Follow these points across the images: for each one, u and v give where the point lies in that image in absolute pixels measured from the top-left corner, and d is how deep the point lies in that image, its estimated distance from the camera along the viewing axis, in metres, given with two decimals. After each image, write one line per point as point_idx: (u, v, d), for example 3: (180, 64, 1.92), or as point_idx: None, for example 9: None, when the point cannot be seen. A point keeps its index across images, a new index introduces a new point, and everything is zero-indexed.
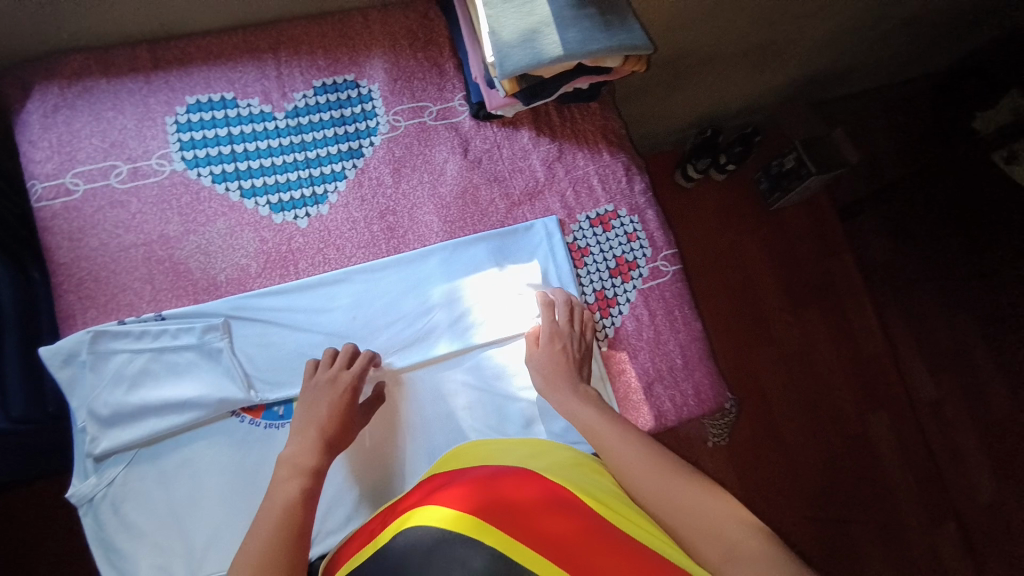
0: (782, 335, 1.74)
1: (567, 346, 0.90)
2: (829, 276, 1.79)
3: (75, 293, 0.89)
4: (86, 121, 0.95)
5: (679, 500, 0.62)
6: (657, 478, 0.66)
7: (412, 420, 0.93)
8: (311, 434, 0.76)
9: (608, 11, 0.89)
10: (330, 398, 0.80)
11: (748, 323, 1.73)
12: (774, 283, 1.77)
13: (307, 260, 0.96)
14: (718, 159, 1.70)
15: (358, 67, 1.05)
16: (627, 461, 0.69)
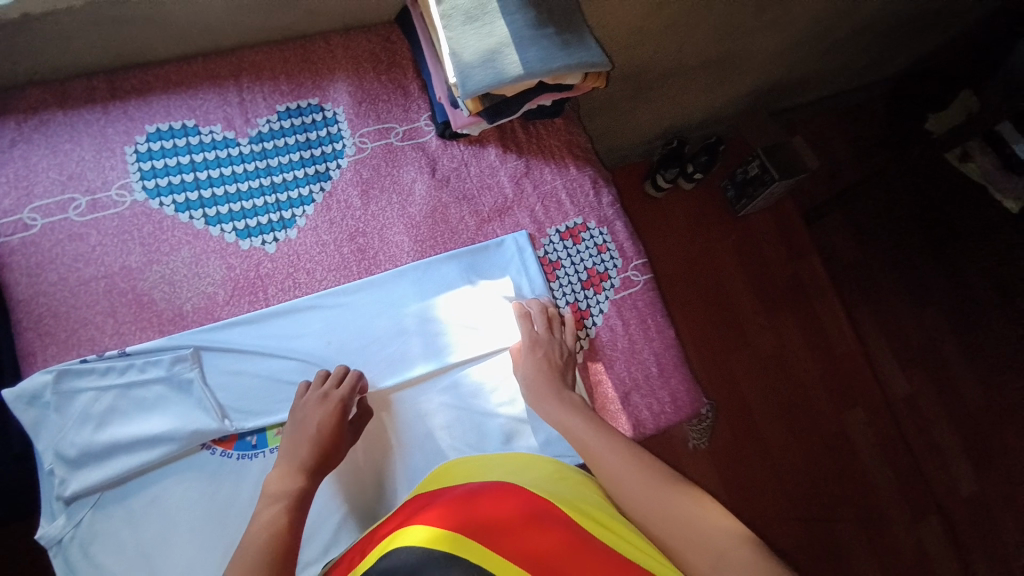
0: (758, 338, 1.77)
1: (549, 352, 0.93)
2: (798, 278, 1.83)
3: (33, 330, 0.86)
4: (42, 154, 0.93)
5: (663, 509, 0.63)
6: (641, 487, 0.67)
7: (398, 439, 0.92)
8: (305, 453, 0.78)
9: (565, 30, 0.91)
10: (321, 418, 0.82)
11: (723, 328, 1.77)
12: (746, 287, 1.81)
13: (276, 285, 0.95)
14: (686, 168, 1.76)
15: (322, 91, 1.05)
16: (612, 472, 0.70)
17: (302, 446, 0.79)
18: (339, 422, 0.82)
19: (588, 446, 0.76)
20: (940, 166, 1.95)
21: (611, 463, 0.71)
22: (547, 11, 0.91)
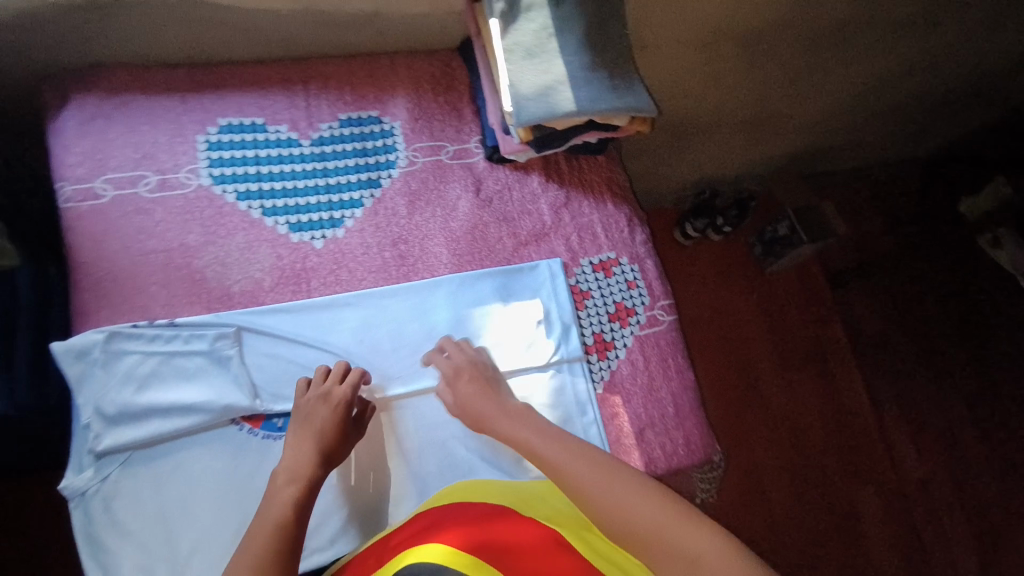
0: (772, 394, 1.77)
1: (472, 374, 0.91)
2: (818, 340, 1.84)
3: (92, 292, 0.92)
4: (121, 132, 0.99)
5: (638, 512, 0.65)
6: (613, 493, 0.68)
7: (396, 450, 0.94)
8: (309, 448, 0.80)
9: (616, 74, 0.96)
10: (322, 415, 0.84)
11: (737, 380, 1.77)
12: (765, 343, 1.82)
13: (319, 279, 1.00)
14: (716, 220, 1.79)
15: (382, 105, 1.11)
16: (577, 482, 0.70)
17: (308, 441, 0.81)
18: (341, 419, 0.85)
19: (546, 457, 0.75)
20: (972, 249, 1.96)
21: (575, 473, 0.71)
22: (601, 55, 0.95)
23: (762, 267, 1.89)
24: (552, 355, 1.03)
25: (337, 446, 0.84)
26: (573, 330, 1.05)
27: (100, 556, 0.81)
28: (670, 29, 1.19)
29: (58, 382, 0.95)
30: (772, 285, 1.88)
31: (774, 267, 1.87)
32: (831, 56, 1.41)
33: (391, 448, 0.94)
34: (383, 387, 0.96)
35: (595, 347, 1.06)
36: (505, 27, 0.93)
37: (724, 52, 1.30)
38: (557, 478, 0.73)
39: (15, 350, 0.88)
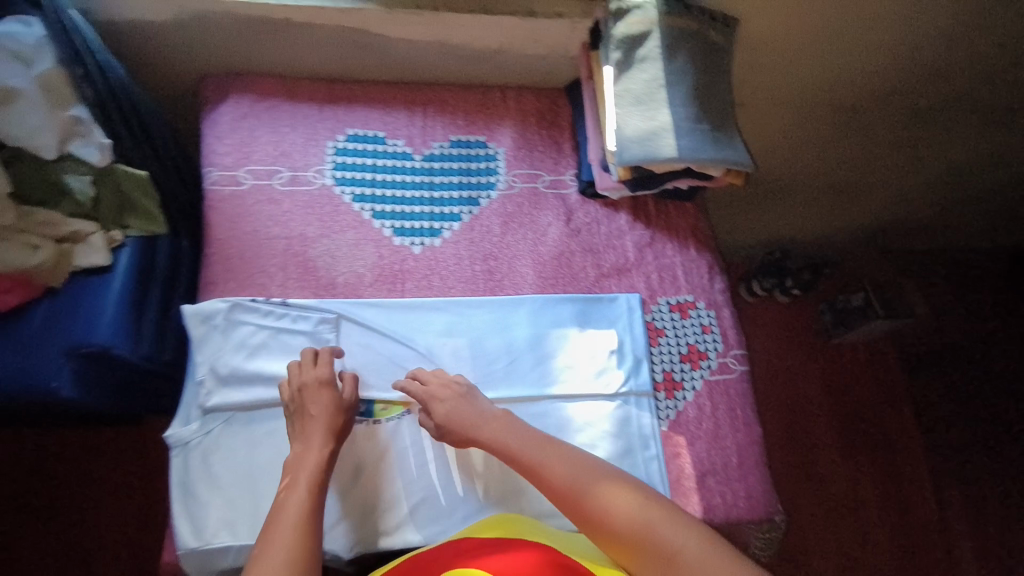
0: (830, 469, 1.69)
1: (442, 389, 0.95)
2: (886, 420, 1.76)
3: (221, 265, 1.04)
4: (266, 131, 1.12)
5: (612, 510, 0.79)
6: (591, 495, 0.81)
7: (391, 459, 0.96)
8: (314, 433, 0.88)
9: (719, 127, 1.00)
10: (324, 401, 0.91)
11: (795, 448, 1.71)
12: (829, 414, 1.76)
13: (414, 281, 1.08)
14: (785, 282, 1.78)
15: (489, 131, 1.19)
16: (560, 485, 0.83)
17: (313, 430, 0.88)
18: (341, 403, 0.92)
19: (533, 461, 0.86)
20: None
21: (558, 475, 0.84)
22: (705, 107, 0.99)
23: (828, 336, 1.83)
24: (620, 386, 1.05)
25: (340, 426, 0.91)
26: (644, 365, 1.08)
27: (192, 503, 0.89)
28: (770, 89, 1.25)
29: (174, 335, 1.02)
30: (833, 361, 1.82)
31: (841, 337, 1.80)
32: (924, 134, 1.44)
33: (386, 458, 0.96)
34: None
35: (663, 385, 1.08)
36: (618, 73, 1.00)
37: (819, 114, 1.34)
38: (540, 481, 0.85)
39: (148, 305, 0.98)
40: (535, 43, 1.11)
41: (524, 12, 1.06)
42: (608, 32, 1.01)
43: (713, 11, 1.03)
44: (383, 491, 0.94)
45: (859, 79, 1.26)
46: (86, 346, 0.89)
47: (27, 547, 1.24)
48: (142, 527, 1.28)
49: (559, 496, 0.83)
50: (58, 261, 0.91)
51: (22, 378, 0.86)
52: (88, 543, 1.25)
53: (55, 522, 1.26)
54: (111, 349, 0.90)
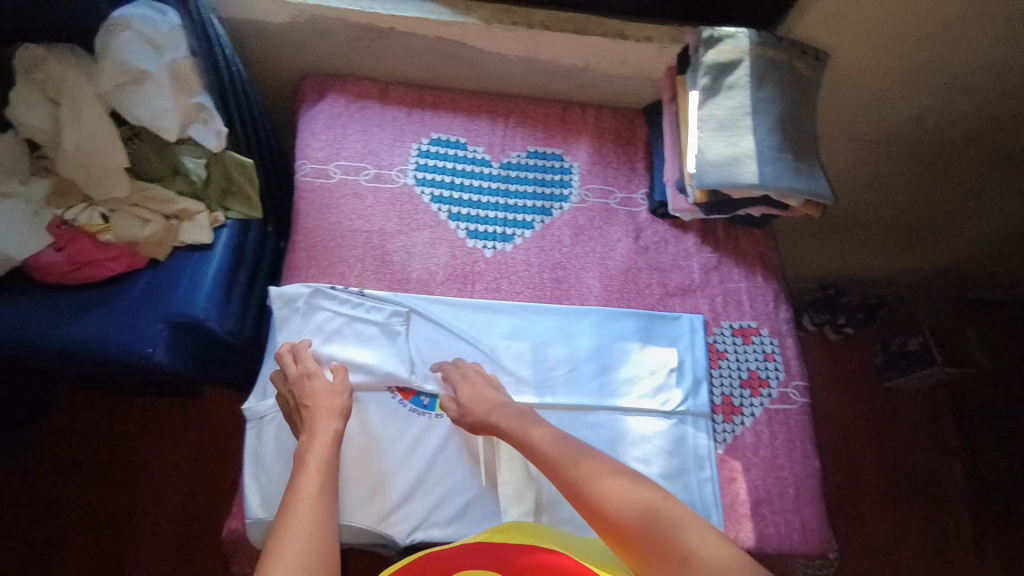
0: (878, 517, 1.62)
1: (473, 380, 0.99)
2: (940, 472, 1.69)
3: (306, 252, 1.10)
4: (357, 130, 1.18)
5: (619, 499, 0.75)
6: (600, 485, 0.77)
7: (407, 448, 0.99)
8: (315, 420, 0.89)
9: (801, 158, 1.01)
10: (319, 388, 0.93)
11: (841, 491, 1.65)
12: (879, 459, 1.69)
13: (483, 283, 1.11)
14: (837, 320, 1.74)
15: (566, 145, 1.23)
16: (571, 474, 0.80)
17: (314, 417, 0.90)
18: (334, 387, 0.94)
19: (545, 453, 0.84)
20: None
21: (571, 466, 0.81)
22: (790, 137, 1.01)
23: (880, 379, 1.78)
24: (679, 405, 1.06)
25: (339, 406, 0.92)
26: (703, 386, 1.08)
27: (262, 474, 0.93)
28: (850, 123, 1.25)
29: (253, 319, 1.10)
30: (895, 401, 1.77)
31: (894, 382, 1.76)
32: (1006, 181, 1.40)
33: (391, 454, 0.98)
34: (515, 393, 1.04)
35: (722, 408, 1.07)
36: (704, 99, 1.02)
37: (898, 152, 1.33)
38: (554, 473, 0.82)
39: (238, 285, 1.05)
40: (621, 64, 1.16)
41: (615, 34, 1.11)
42: (698, 57, 1.03)
43: (799, 42, 1.04)
44: (395, 486, 0.96)
45: (945, 120, 1.25)
46: (182, 316, 0.95)
47: (96, 503, 1.32)
48: (201, 497, 1.35)
49: (567, 486, 0.80)
50: (163, 237, 0.98)
51: (123, 340, 0.92)
52: (152, 507, 1.33)
53: (123, 482, 1.34)
54: (204, 320, 0.96)
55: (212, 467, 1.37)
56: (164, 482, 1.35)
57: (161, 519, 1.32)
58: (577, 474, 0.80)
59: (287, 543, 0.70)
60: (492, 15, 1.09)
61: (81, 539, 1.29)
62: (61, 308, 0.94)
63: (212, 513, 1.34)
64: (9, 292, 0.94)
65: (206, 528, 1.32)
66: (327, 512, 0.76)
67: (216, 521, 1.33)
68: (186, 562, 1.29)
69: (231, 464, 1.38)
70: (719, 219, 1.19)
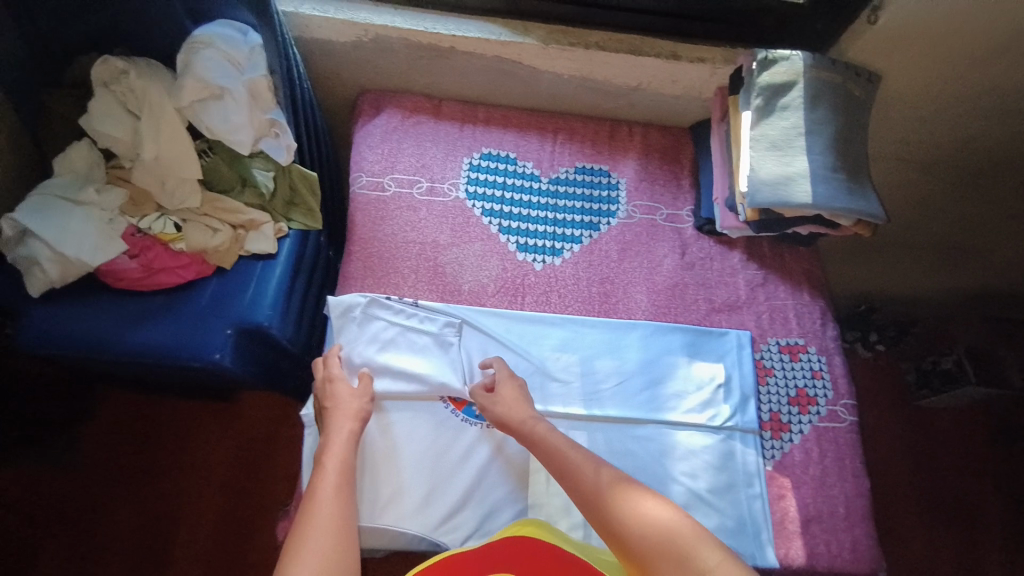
0: (917, 543, 1.57)
1: (503, 386, 0.98)
2: (982, 498, 1.63)
3: (361, 262, 1.12)
4: (411, 145, 1.22)
5: (640, 518, 0.71)
6: (623, 501, 0.74)
7: (440, 454, 0.99)
8: (332, 422, 0.92)
9: (853, 179, 1.03)
10: (340, 391, 0.95)
11: (880, 515, 1.58)
12: (918, 485, 1.64)
13: (533, 296, 1.13)
14: (868, 336, 1.74)
15: (613, 162, 1.27)
16: (592, 486, 0.78)
17: (330, 419, 0.92)
18: (354, 391, 0.96)
19: (569, 462, 0.82)
20: None
21: (593, 478, 0.79)
22: (843, 158, 1.03)
23: (912, 398, 1.74)
24: (727, 420, 1.06)
25: (358, 409, 0.94)
26: (751, 402, 1.08)
27: None
28: (894, 145, 1.27)
29: (303, 326, 1.13)
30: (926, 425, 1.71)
31: (929, 403, 1.71)
32: None
33: (394, 445, 0.98)
34: (565, 406, 1.04)
35: (770, 425, 1.08)
36: (758, 119, 1.04)
37: (941, 174, 1.34)
38: (574, 484, 0.80)
39: (295, 292, 1.08)
40: (672, 84, 1.21)
41: (669, 54, 1.16)
42: (751, 79, 1.06)
43: (856, 67, 1.08)
44: (397, 478, 0.95)
45: (991, 143, 1.26)
46: (247, 323, 0.98)
47: (138, 501, 1.34)
48: (240, 501, 1.36)
49: (586, 497, 0.77)
50: (230, 245, 1.01)
51: (190, 346, 0.94)
52: (192, 509, 1.34)
53: (165, 484, 1.36)
54: (267, 327, 0.99)
55: (251, 471, 1.39)
56: (204, 485, 1.37)
57: (200, 522, 1.34)
58: (598, 488, 0.77)
59: (309, 542, 0.71)
60: (549, 36, 1.15)
61: (122, 540, 1.30)
62: (129, 314, 0.96)
63: (251, 517, 1.35)
64: (80, 299, 0.96)
65: (245, 532, 1.34)
66: (347, 512, 0.77)
67: (255, 525, 1.34)
68: (225, 566, 1.31)
69: (270, 468, 1.40)
70: (766, 236, 1.20)
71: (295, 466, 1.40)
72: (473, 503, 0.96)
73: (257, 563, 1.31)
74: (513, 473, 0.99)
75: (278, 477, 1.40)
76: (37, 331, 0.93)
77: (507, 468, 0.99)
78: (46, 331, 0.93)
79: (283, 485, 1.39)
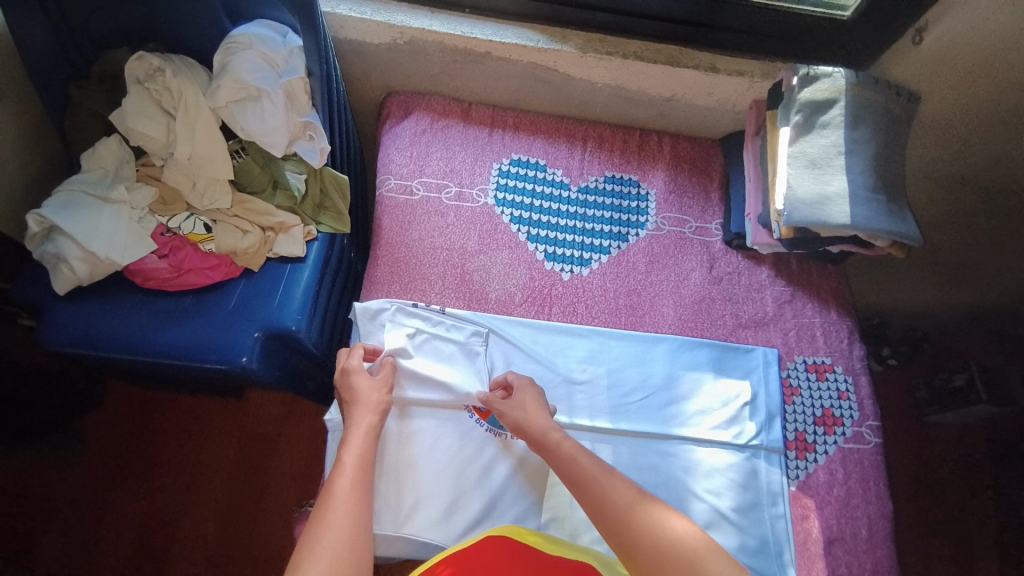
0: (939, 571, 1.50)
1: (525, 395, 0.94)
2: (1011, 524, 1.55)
3: (387, 267, 1.11)
4: (439, 148, 1.21)
5: (661, 534, 0.70)
6: (641, 516, 0.73)
7: (462, 463, 0.98)
8: (352, 414, 0.86)
9: (890, 200, 1.02)
10: (361, 382, 0.89)
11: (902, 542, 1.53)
12: (941, 510, 1.57)
13: (560, 306, 1.12)
14: (881, 350, 1.66)
15: (642, 172, 1.26)
16: (605, 495, 0.76)
17: (351, 410, 0.86)
18: (375, 383, 0.90)
19: (579, 472, 0.80)
20: None
21: (608, 490, 0.77)
22: (882, 179, 1.02)
23: (918, 413, 1.67)
24: (752, 438, 1.05)
25: (381, 402, 0.88)
26: (777, 421, 1.07)
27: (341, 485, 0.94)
28: (926, 164, 1.26)
29: (325, 329, 1.11)
30: (929, 444, 1.64)
31: (934, 417, 1.63)
32: None
33: (416, 453, 0.97)
34: (591, 419, 1.03)
35: (795, 444, 1.07)
36: (797, 136, 1.05)
37: (970, 195, 1.33)
38: (587, 494, 0.78)
39: (321, 296, 1.07)
40: (707, 96, 1.21)
41: (707, 67, 1.16)
42: (792, 94, 1.07)
43: (897, 85, 1.07)
44: (419, 486, 0.95)
45: None
46: (275, 326, 0.97)
47: (150, 496, 1.33)
48: (250, 500, 1.35)
49: (598, 506, 0.76)
50: (260, 248, 1.01)
51: (218, 348, 0.93)
52: (198, 506, 1.33)
53: (177, 479, 1.35)
54: (295, 332, 0.98)
55: (259, 471, 1.38)
56: (211, 482, 1.35)
57: (205, 519, 1.32)
58: (616, 503, 0.75)
59: (320, 547, 0.65)
60: (587, 44, 1.15)
61: (127, 535, 1.29)
62: (155, 315, 0.95)
63: (258, 517, 1.34)
64: (105, 298, 0.95)
65: (252, 532, 1.32)
66: (364, 516, 0.70)
67: (261, 526, 1.33)
68: (230, 565, 1.29)
69: (279, 468, 1.39)
70: (796, 253, 1.20)
71: (304, 466, 1.39)
72: (495, 515, 0.96)
73: (263, 564, 1.30)
74: (534, 486, 0.98)
75: (287, 477, 1.38)
76: (58, 329, 0.91)
77: (528, 480, 0.99)
78: (68, 329, 0.91)
79: (292, 485, 1.37)
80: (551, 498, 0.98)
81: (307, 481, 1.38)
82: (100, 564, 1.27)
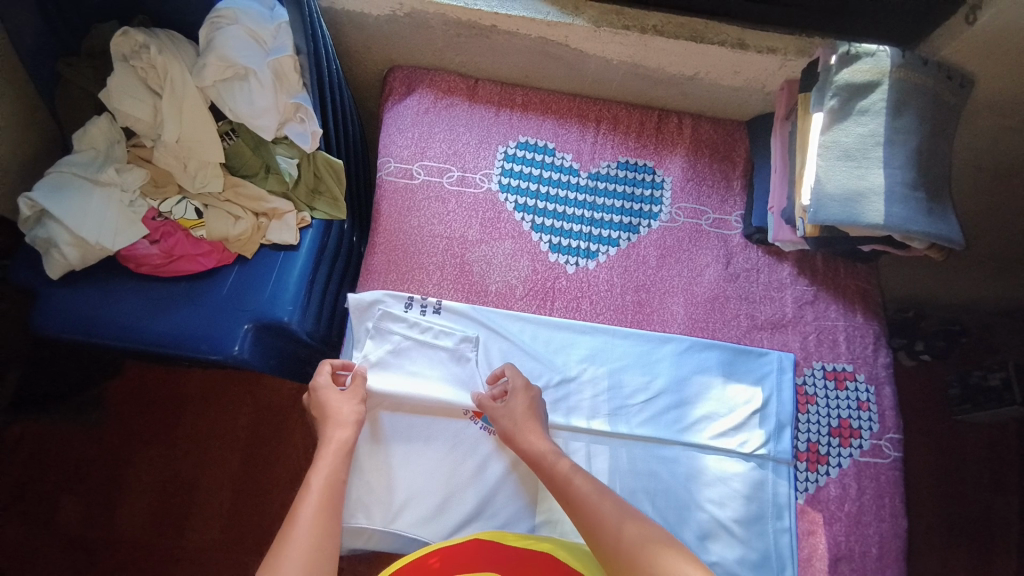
0: None
1: (522, 397, 0.93)
2: None
3: (384, 256, 1.07)
4: (442, 129, 1.15)
5: None
6: (648, 556, 0.68)
7: (453, 461, 0.95)
8: (325, 432, 0.87)
9: (932, 198, 0.93)
10: (329, 398, 0.90)
11: (926, 551, 1.43)
12: (973, 517, 1.45)
13: (563, 301, 1.07)
14: (914, 344, 1.54)
15: (659, 157, 1.17)
16: (598, 521, 0.75)
17: (322, 428, 0.87)
18: (345, 395, 0.91)
19: (569, 485, 0.81)
20: None
21: (600, 514, 0.75)
22: (925, 175, 0.93)
23: (948, 410, 1.54)
24: (759, 448, 1.00)
25: (353, 414, 0.89)
26: (787, 431, 1.01)
27: None
28: (981, 150, 1.13)
29: (323, 318, 1.08)
30: (963, 448, 1.51)
31: (966, 415, 1.51)
32: None
33: (404, 451, 0.95)
34: (588, 420, 0.99)
35: (806, 456, 1.02)
36: (830, 123, 0.94)
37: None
38: (582, 518, 0.76)
39: (316, 282, 1.04)
40: (733, 75, 1.11)
41: (735, 43, 1.06)
42: (828, 75, 0.96)
43: (947, 67, 0.97)
44: (409, 483, 0.93)
45: None
46: (266, 318, 0.95)
47: (152, 468, 1.34)
48: (250, 477, 1.36)
49: (591, 529, 0.74)
50: (252, 234, 0.98)
51: (209, 338, 0.91)
52: (199, 482, 1.34)
53: (180, 453, 1.36)
54: (287, 323, 0.95)
55: (260, 449, 1.38)
56: (213, 457, 1.36)
57: (220, 487, 1.34)
58: (611, 530, 0.73)
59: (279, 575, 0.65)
60: (601, 17, 1.06)
61: (145, 499, 1.32)
62: (147, 301, 0.93)
63: (258, 494, 1.34)
64: (97, 282, 0.94)
65: (260, 500, 1.34)
66: (326, 540, 0.72)
67: (268, 498, 1.34)
68: (231, 540, 1.30)
69: (279, 447, 1.38)
70: (823, 250, 1.11)
71: (315, 436, 1.38)
72: (484, 515, 0.93)
73: (265, 539, 1.31)
74: (526, 488, 0.95)
75: (289, 454, 1.38)
76: (53, 315, 0.90)
77: (520, 482, 0.95)
78: (62, 314, 0.91)
79: (293, 464, 1.37)
80: (542, 501, 0.94)
81: (307, 462, 1.37)
82: (102, 533, 1.29)
